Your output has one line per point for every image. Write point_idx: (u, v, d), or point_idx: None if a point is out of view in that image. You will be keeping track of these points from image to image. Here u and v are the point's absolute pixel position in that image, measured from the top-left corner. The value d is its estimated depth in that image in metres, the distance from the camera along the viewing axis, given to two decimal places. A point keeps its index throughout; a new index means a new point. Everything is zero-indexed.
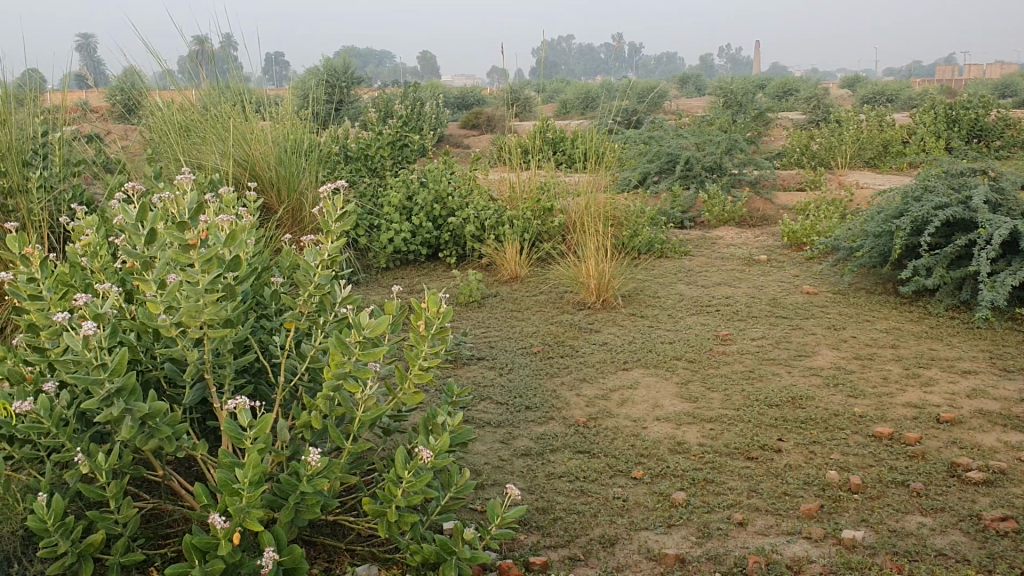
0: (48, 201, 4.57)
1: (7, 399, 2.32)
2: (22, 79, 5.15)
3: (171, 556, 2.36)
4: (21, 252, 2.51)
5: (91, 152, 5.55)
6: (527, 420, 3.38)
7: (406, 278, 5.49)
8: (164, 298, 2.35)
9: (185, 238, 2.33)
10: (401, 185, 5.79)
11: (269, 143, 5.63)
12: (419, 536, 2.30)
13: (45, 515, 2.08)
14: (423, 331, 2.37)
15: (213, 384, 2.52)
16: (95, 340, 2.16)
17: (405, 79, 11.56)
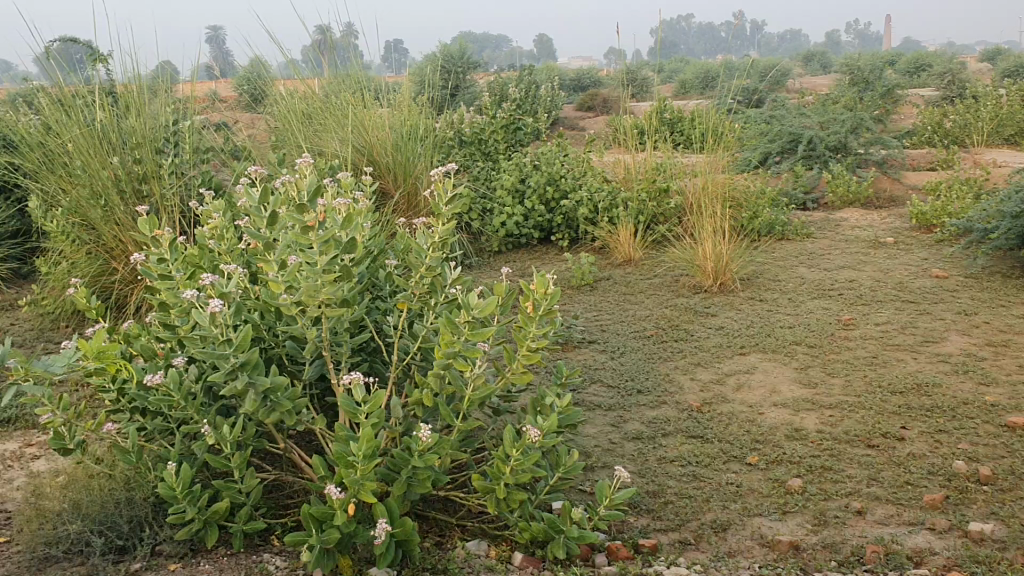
0: (180, 186, 4.83)
1: (141, 372, 2.46)
2: (155, 71, 5.41)
3: (291, 525, 2.46)
4: (153, 233, 2.64)
5: (220, 139, 5.80)
6: (639, 404, 3.35)
7: (519, 261, 5.52)
8: (285, 278, 2.43)
9: (304, 220, 2.40)
10: (514, 168, 5.81)
11: (387, 129, 5.74)
12: (528, 514, 2.32)
13: (174, 483, 2.20)
14: (531, 312, 2.39)
15: (330, 361, 2.60)
16: (221, 317, 2.26)
17: (520, 62, 11.57)
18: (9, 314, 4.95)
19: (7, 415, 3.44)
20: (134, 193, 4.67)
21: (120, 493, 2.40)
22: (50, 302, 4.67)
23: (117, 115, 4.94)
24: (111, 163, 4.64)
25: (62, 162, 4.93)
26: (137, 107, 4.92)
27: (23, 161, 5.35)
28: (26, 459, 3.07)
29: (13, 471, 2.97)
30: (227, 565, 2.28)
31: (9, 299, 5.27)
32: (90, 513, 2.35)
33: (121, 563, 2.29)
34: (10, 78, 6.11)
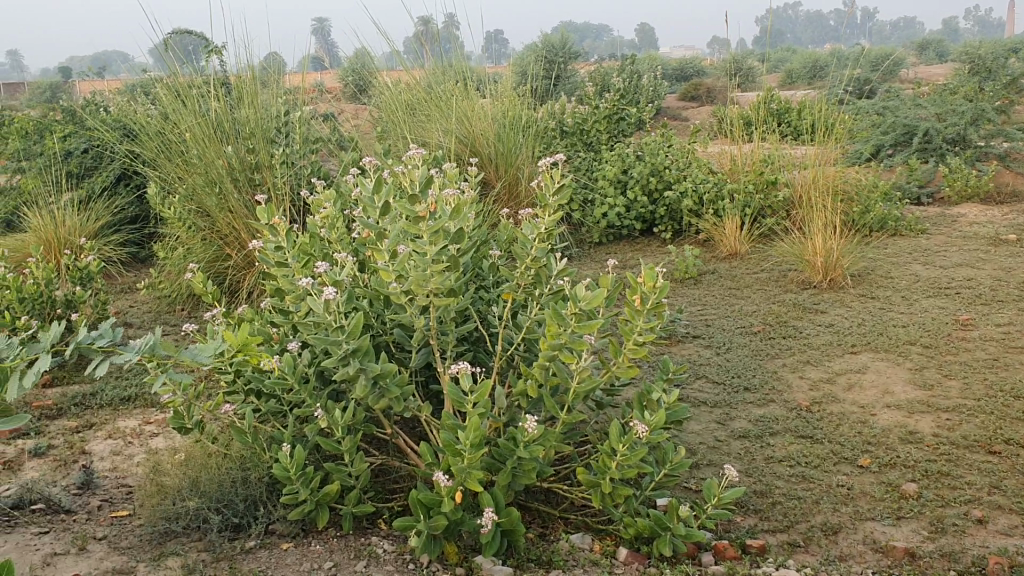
0: (291, 175, 4.95)
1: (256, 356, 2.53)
2: (266, 62, 5.55)
3: (397, 510, 2.50)
4: (269, 221, 2.71)
5: (327, 129, 5.92)
6: (746, 401, 3.29)
7: (620, 253, 5.47)
8: (395, 267, 2.47)
9: (414, 210, 2.42)
10: (617, 158, 5.76)
11: (490, 120, 5.76)
12: (633, 509, 2.31)
13: (288, 464, 2.27)
14: (638, 306, 2.36)
15: (437, 350, 2.63)
16: (334, 304, 2.31)
17: (622, 51, 11.48)
18: (129, 297, 5.17)
19: (129, 394, 3.59)
20: (247, 182, 4.82)
21: (236, 473, 2.48)
22: (167, 286, 4.86)
23: (230, 105, 5.10)
24: (225, 152, 4.79)
25: (180, 151, 5.12)
26: (250, 97, 5.08)
27: (143, 149, 5.58)
28: (146, 436, 3.20)
29: (134, 448, 3.10)
30: (337, 546, 2.33)
31: (129, 281, 5.50)
32: (208, 491, 2.44)
33: (236, 540, 2.37)
34: (130, 69, 6.37)
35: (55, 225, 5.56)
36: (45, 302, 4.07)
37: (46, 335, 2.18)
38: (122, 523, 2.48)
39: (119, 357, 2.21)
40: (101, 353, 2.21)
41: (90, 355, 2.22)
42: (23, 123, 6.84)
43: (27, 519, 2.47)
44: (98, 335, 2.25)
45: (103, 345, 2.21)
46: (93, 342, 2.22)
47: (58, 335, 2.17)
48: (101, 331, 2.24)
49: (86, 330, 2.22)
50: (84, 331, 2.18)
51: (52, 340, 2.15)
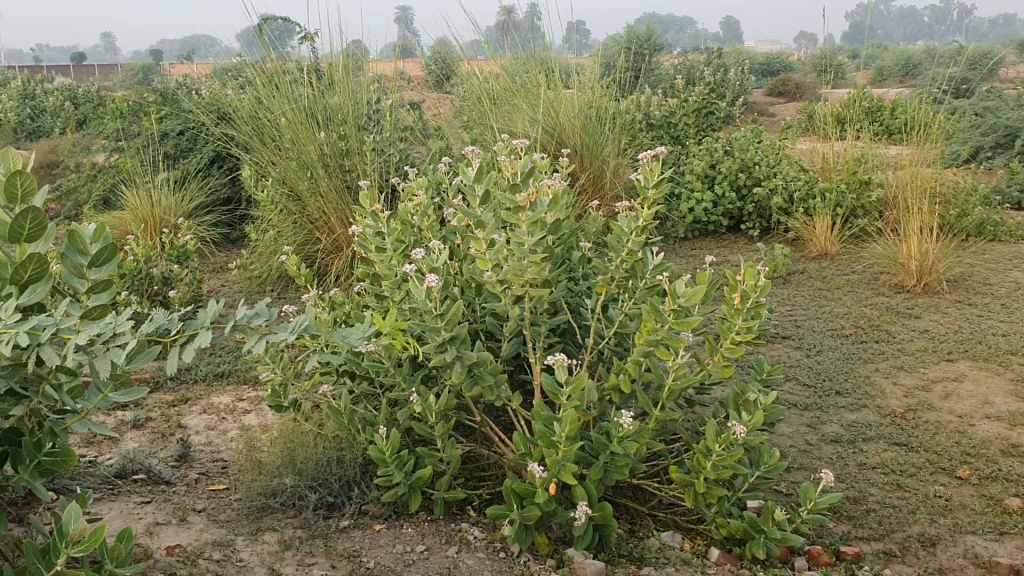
0: (380, 162, 4.98)
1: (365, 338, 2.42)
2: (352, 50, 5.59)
3: (487, 498, 2.52)
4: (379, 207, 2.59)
5: (414, 117, 5.98)
6: (838, 405, 3.22)
7: (706, 248, 5.40)
8: (492, 256, 2.47)
9: (515, 200, 2.42)
10: (705, 152, 5.71)
11: (577, 110, 5.73)
12: (725, 510, 2.29)
13: (384, 447, 2.31)
14: (738, 305, 2.32)
15: (529, 340, 2.63)
16: (435, 292, 2.33)
17: (708, 45, 11.33)
18: (221, 277, 5.31)
19: (223, 370, 3.69)
20: (338, 168, 4.88)
21: (333, 453, 2.54)
22: (258, 267, 4.98)
23: (323, 91, 5.20)
24: (318, 138, 4.87)
25: (273, 135, 5.23)
26: (343, 83, 5.17)
27: (237, 132, 5.72)
28: (240, 412, 3.28)
29: (227, 423, 3.18)
30: (428, 530, 2.36)
31: (220, 261, 5.64)
32: (305, 469, 2.50)
33: (331, 519, 2.43)
34: (219, 53, 6.50)
35: (152, 204, 5.74)
36: (144, 279, 4.20)
37: (205, 310, 1.85)
38: (220, 496, 2.55)
39: (276, 337, 1.97)
40: (257, 332, 1.99)
41: (244, 334, 2.01)
42: (120, 103, 7.06)
43: (130, 488, 2.55)
44: (254, 313, 2.04)
45: (258, 325, 1.99)
46: (248, 320, 1.99)
47: (218, 311, 1.84)
48: (257, 308, 2.03)
49: (244, 306, 2.01)
50: (243, 308, 1.96)
51: (212, 317, 1.82)
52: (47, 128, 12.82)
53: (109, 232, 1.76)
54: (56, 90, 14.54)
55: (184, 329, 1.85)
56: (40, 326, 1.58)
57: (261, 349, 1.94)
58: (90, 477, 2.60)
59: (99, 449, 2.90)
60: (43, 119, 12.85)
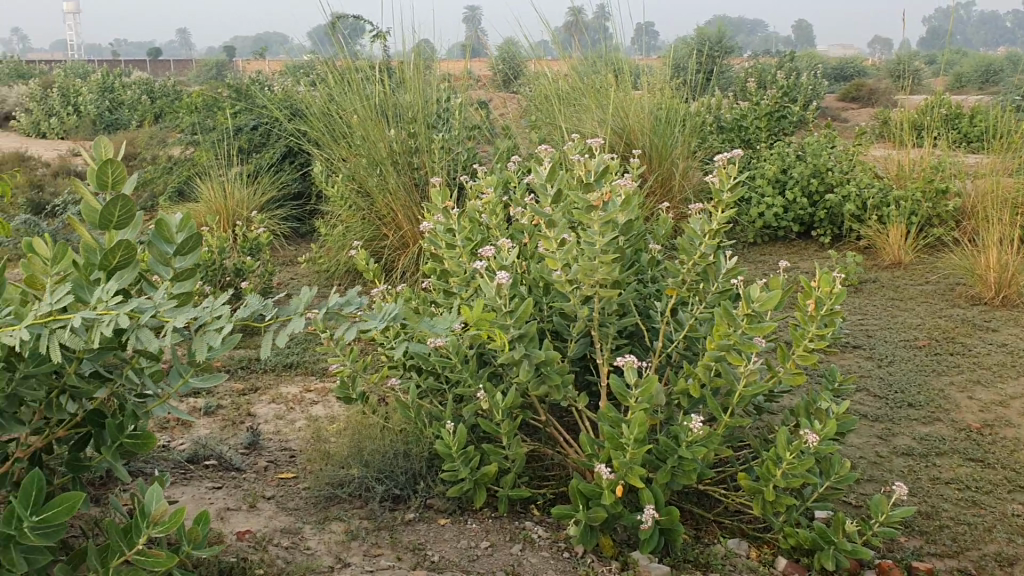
0: (447, 161, 4.90)
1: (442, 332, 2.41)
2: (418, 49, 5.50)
3: (552, 498, 2.52)
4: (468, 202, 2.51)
5: (482, 115, 6.00)
6: (910, 418, 3.15)
7: (775, 253, 5.32)
8: (562, 255, 2.47)
9: (588, 200, 2.41)
10: (776, 157, 5.64)
11: (647, 112, 5.69)
12: (794, 520, 2.25)
13: (451, 443, 2.32)
14: (812, 312, 2.28)
15: (597, 341, 2.62)
16: (505, 289, 2.33)
17: (779, 48, 11.17)
18: (289, 270, 5.41)
19: (291, 361, 3.75)
20: (406, 166, 4.92)
21: (399, 446, 2.57)
22: (327, 261, 5.07)
23: (394, 89, 5.24)
24: (388, 136, 4.92)
25: (345, 132, 5.30)
26: (414, 81, 5.21)
27: (308, 128, 5.82)
28: (307, 403, 3.33)
29: (295, 413, 3.23)
30: (492, 527, 2.37)
31: (290, 255, 5.74)
32: (371, 461, 2.53)
33: (397, 511, 2.45)
34: (289, 51, 6.60)
35: (225, 197, 5.85)
36: (217, 270, 4.30)
37: (297, 297, 1.75)
38: (288, 484, 2.60)
39: (368, 325, 1.84)
40: (348, 321, 1.85)
41: (335, 323, 1.88)
42: (196, 98, 7.22)
43: (201, 473, 2.61)
44: (346, 301, 1.89)
45: (351, 311, 1.85)
46: (340, 307, 1.87)
47: (311, 299, 1.74)
48: (349, 295, 1.88)
49: (335, 293, 1.87)
50: (333, 294, 1.83)
51: (305, 304, 1.71)
52: (121, 121, 13.17)
53: (195, 223, 1.80)
54: (134, 84, 14.97)
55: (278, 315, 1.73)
56: (140, 309, 1.53)
57: (352, 337, 1.80)
58: (164, 461, 2.66)
59: (172, 434, 2.97)
60: (120, 112, 13.23)
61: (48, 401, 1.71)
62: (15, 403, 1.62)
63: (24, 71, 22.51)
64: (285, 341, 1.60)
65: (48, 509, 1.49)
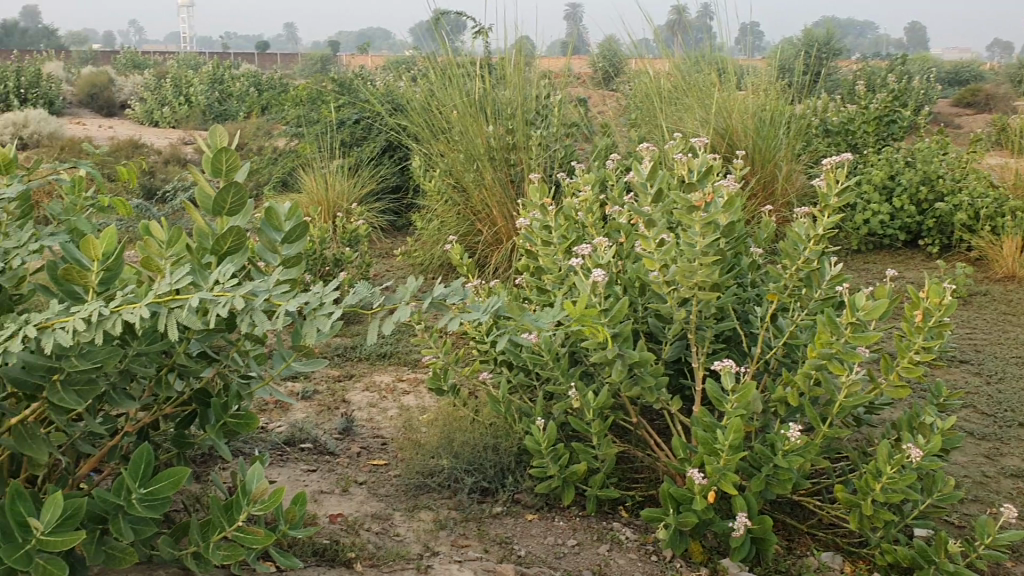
0: (544, 157, 4.89)
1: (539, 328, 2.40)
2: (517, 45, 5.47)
3: (640, 500, 2.49)
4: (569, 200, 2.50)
5: (582, 113, 5.99)
6: (1020, 438, 3.01)
7: (880, 261, 5.16)
8: (661, 256, 2.44)
9: (689, 199, 2.37)
10: (884, 163, 5.47)
11: (751, 113, 5.58)
12: (892, 536, 2.18)
13: (541, 439, 2.32)
14: (919, 323, 2.20)
15: (693, 344, 2.57)
16: (602, 288, 2.31)
17: (891, 50, 10.82)
18: (385, 262, 5.50)
19: (385, 351, 3.82)
20: (504, 162, 4.94)
21: (489, 440, 2.58)
22: (423, 255, 5.13)
23: (495, 85, 5.27)
24: (486, 131, 4.95)
25: (444, 127, 5.36)
26: (515, 76, 5.21)
27: (409, 123, 5.90)
28: (399, 392, 3.38)
29: (387, 402, 3.28)
30: (580, 525, 2.37)
31: (387, 247, 5.83)
32: (461, 453, 2.56)
33: (485, 504, 2.47)
34: (392, 46, 6.71)
35: (326, 189, 5.98)
36: (318, 260, 4.40)
37: (404, 287, 1.75)
38: (379, 471, 2.64)
39: (472, 318, 1.76)
40: (452, 312, 1.79)
41: (439, 314, 1.81)
42: (303, 91, 7.41)
43: (297, 456, 2.68)
44: (450, 291, 1.82)
45: (455, 303, 1.78)
46: (444, 297, 1.80)
47: (417, 288, 1.73)
48: (453, 286, 1.80)
49: (439, 283, 1.80)
50: (437, 283, 1.76)
51: (411, 293, 1.71)
52: (230, 112, 13.62)
53: (302, 212, 1.84)
54: (244, 76, 15.50)
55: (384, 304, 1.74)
56: (254, 291, 1.57)
57: (455, 330, 1.74)
58: (262, 442, 2.74)
59: (270, 416, 3.05)
60: (229, 104, 13.70)
61: (157, 378, 1.77)
62: (127, 378, 1.69)
63: (140, 62, 23.48)
64: (392, 329, 1.61)
65: (154, 483, 1.55)
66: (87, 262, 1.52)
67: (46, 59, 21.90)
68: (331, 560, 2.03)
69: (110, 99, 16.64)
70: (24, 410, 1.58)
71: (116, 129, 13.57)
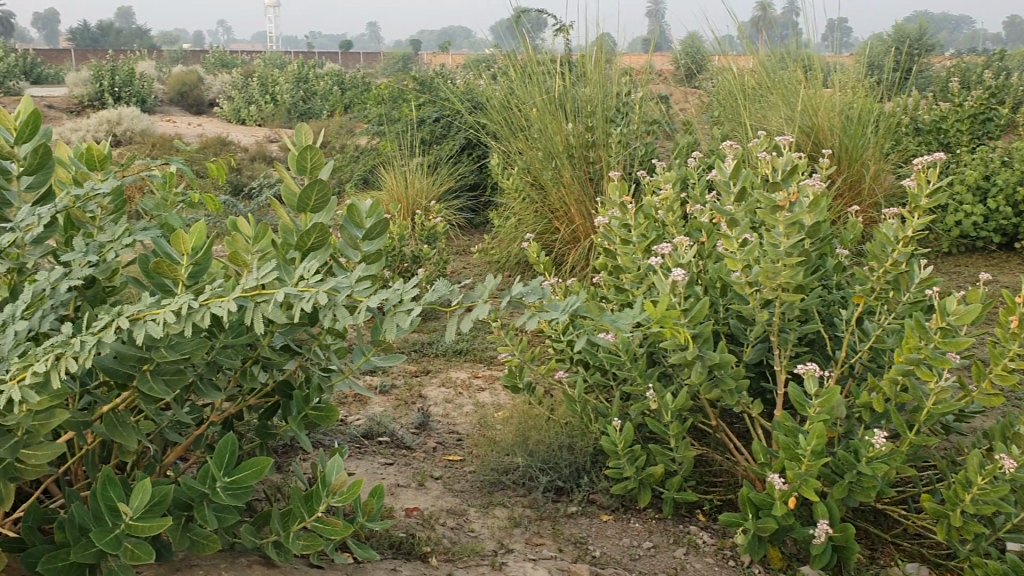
0: (625, 155, 4.83)
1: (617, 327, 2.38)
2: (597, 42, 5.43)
3: (718, 504, 2.46)
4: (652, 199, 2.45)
5: (662, 110, 5.93)
6: None
7: (972, 264, 4.98)
8: (744, 256, 2.39)
9: (773, 199, 2.32)
10: (979, 162, 5.28)
11: (838, 111, 5.45)
12: (982, 549, 2.10)
13: (617, 440, 2.31)
14: (1014, 329, 2.11)
15: (775, 347, 2.52)
16: (682, 288, 2.28)
17: (987, 46, 10.43)
18: (463, 260, 5.53)
19: (461, 348, 3.84)
20: (583, 160, 4.92)
21: (565, 439, 2.58)
22: (500, 252, 5.15)
23: (575, 82, 5.25)
24: (566, 129, 4.93)
25: (524, 125, 5.36)
26: (596, 73, 5.18)
27: (489, 121, 5.92)
28: (475, 389, 3.40)
29: (463, 398, 3.30)
30: (655, 528, 2.34)
31: (464, 244, 5.87)
32: (536, 452, 2.55)
33: (560, 503, 2.46)
34: (472, 44, 6.74)
35: (406, 186, 6.04)
36: (397, 256, 4.46)
37: (483, 284, 1.74)
38: (455, 467, 2.66)
39: (549, 316, 1.73)
40: (530, 311, 1.76)
41: (517, 312, 1.79)
42: (384, 90, 7.52)
43: (374, 449, 2.71)
44: (528, 289, 1.80)
45: (533, 301, 1.76)
46: (522, 296, 1.77)
47: (496, 286, 1.72)
48: (532, 284, 1.78)
49: (517, 280, 1.78)
50: (516, 282, 1.74)
51: (490, 291, 1.71)
52: (313, 111, 13.88)
53: (383, 209, 1.86)
54: (328, 76, 15.80)
55: (463, 301, 1.74)
56: (334, 287, 1.59)
57: (532, 328, 1.71)
58: (341, 435, 2.79)
59: (348, 409, 3.10)
60: (313, 103, 13.97)
61: (242, 370, 1.81)
62: (214, 369, 1.73)
63: (229, 62, 24.14)
64: (470, 326, 1.60)
65: (238, 472, 1.59)
66: (177, 256, 1.56)
67: (140, 59, 22.66)
68: (407, 553, 2.05)
69: (199, 98, 17.14)
70: (115, 398, 1.63)
71: (206, 126, 13.97)
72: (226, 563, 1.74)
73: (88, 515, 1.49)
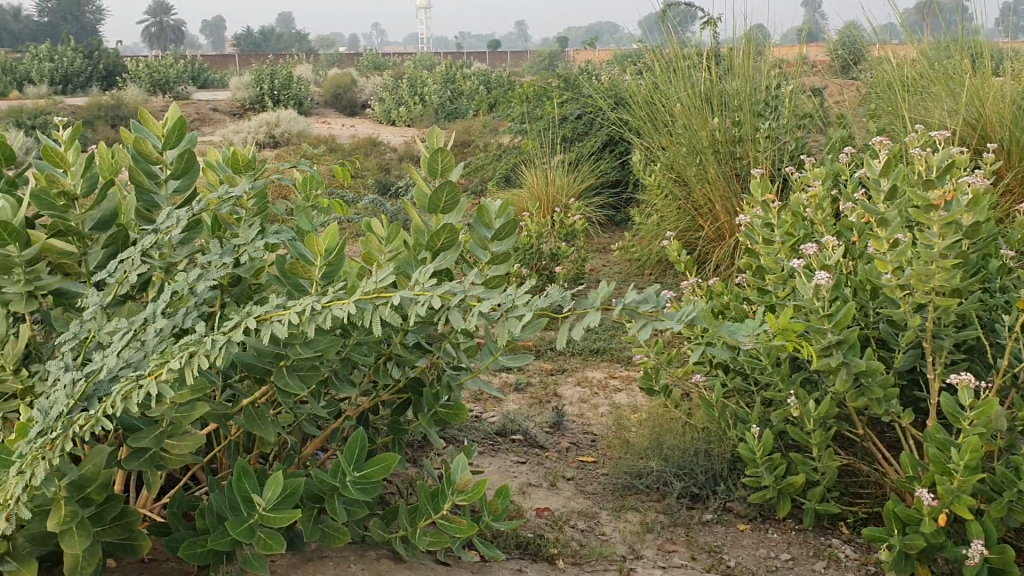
0: (773, 150, 4.61)
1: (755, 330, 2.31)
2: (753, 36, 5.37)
3: (863, 517, 2.34)
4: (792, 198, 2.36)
5: (814, 102, 5.70)
6: None
7: None
8: (894, 258, 2.27)
9: (928, 198, 2.19)
10: None
11: (1008, 100, 5.01)
12: None
13: (755, 447, 2.24)
14: None
15: (927, 354, 2.37)
16: (825, 291, 2.18)
17: None
18: (602, 257, 5.51)
19: (598, 347, 3.82)
20: (730, 156, 4.77)
21: (701, 444, 2.52)
22: (640, 250, 5.09)
23: (722, 76, 5.11)
24: (711, 124, 4.81)
25: (668, 121, 5.27)
26: (743, 66, 5.03)
27: (632, 117, 5.85)
28: (611, 390, 3.37)
29: (599, 398, 3.27)
30: (795, 539, 2.25)
31: (603, 242, 5.82)
32: (671, 456, 2.50)
33: (694, 510, 2.40)
34: (618, 41, 6.73)
35: (547, 183, 6.06)
36: (535, 254, 4.47)
37: (596, 291, 1.58)
38: (587, 468, 2.64)
39: (661, 327, 1.52)
40: (642, 320, 1.56)
41: (631, 323, 1.59)
42: (529, 88, 7.57)
43: (508, 446, 2.73)
44: (643, 298, 1.58)
45: (645, 310, 1.54)
46: (634, 305, 1.56)
47: (610, 292, 1.55)
48: (647, 292, 1.57)
49: (631, 288, 1.57)
50: (626, 288, 1.54)
51: (603, 298, 1.55)
52: (460, 111, 14.13)
53: (513, 209, 1.85)
54: (475, 76, 16.09)
55: (575, 308, 1.58)
56: (452, 290, 1.58)
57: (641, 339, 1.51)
58: (477, 432, 2.82)
59: (484, 406, 3.14)
60: (459, 104, 14.22)
61: (377, 366, 1.86)
62: (349, 365, 1.78)
63: (380, 62, 24.94)
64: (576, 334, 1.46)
65: (368, 466, 1.62)
66: (311, 256, 1.61)
67: (296, 63, 23.70)
68: (534, 555, 2.05)
69: (352, 100, 17.76)
70: (256, 392, 1.70)
71: (357, 127, 14.46)
72: (358, 555, 1.78)
73: (226, 504, 1.56)
